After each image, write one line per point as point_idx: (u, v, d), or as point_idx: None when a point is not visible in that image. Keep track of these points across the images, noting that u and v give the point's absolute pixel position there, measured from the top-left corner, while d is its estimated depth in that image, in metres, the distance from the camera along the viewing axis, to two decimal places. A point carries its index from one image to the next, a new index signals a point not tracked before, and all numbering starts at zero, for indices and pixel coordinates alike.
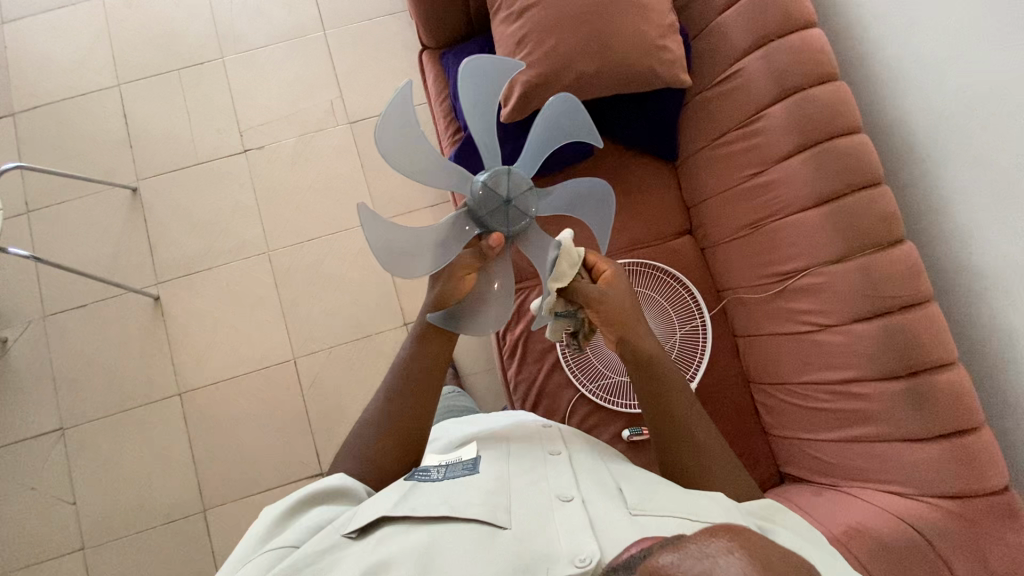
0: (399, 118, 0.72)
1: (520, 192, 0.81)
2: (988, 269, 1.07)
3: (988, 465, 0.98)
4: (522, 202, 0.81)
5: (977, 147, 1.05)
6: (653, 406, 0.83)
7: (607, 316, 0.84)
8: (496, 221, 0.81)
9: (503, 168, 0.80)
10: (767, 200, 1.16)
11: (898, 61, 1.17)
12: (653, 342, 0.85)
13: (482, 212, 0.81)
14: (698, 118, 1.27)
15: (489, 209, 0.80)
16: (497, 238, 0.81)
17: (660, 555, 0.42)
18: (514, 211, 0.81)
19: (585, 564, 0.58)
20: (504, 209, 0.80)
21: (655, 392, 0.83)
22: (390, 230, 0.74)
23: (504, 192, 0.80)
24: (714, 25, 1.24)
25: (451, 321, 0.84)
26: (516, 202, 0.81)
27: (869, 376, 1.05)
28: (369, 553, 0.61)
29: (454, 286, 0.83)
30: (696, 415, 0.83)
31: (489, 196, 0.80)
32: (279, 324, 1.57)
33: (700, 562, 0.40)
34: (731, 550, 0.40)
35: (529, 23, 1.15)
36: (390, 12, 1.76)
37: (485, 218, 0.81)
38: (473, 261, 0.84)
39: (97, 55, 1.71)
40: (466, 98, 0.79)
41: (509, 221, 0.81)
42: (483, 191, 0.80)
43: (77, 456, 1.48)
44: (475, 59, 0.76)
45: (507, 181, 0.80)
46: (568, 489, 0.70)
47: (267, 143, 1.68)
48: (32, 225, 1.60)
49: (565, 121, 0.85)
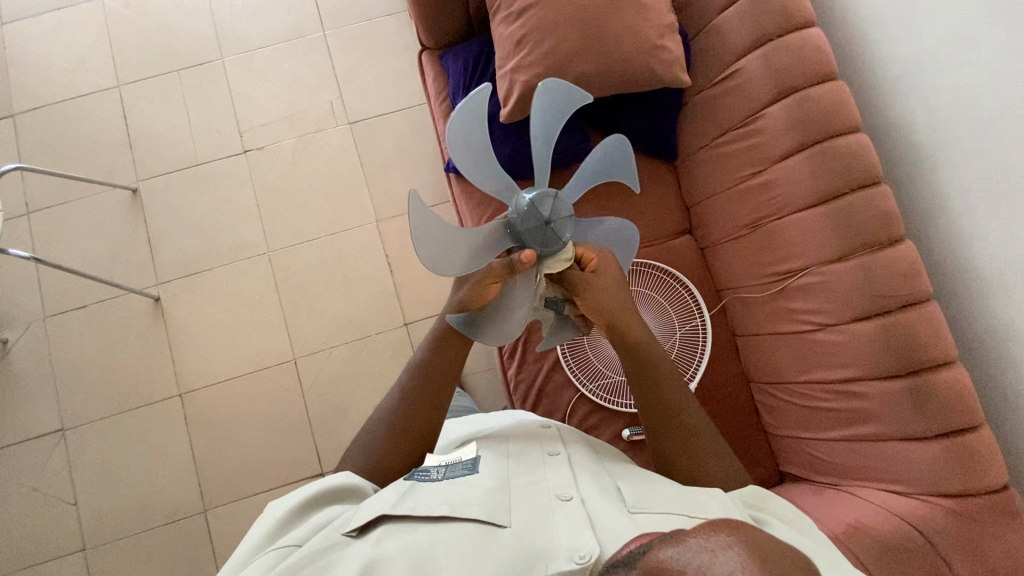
0: (469, 117, 0.72)
1: (563, 217, 0.78)
2: (987, 268, 1.07)
3: (986, 464, 0.98)
4: (563, 229, 0.78)
5: (976, 145, 1.05)
6: (649, 401, 0.84)
7: (594, 302, 0.83)
8: (533, 240, 0.78)
9: (551, 192, 0.78)
10: (766, 200, 1.16)
11: (898, 60, 1.17)
12: (645, 336, 0.86)
13: (519, 229, 0.78)
14: (697, 118, 1.27)
15: (529, 228, 0.77)
16: (529, 256, 0.77)
17: (660, 550, 0.42)
18: (552, 233, 0.77)
19: (585, 560, 0.58)
20: (543, 231, 0.77)
21: (650, 384, 0.85)
22: (430, 224, 0.71)
23: (546, 213, 0.77)
24: (713, 25, 1.24)
25: (469, 325, 0.83)
26: (555, 225, 0.77)
27: (868, 376, 1.05)
28: (368, 550, 0.61)
29: (477, 293, 0.81)
30: (692, 410, 0.85)
31: (531, 215, 0.77)
32: (280, 324, 1.57)
33: (699, 557, 0.40)
34: (731, 545, 0.40)
35: (528, 23, 1.15)
36: (389, 13, 1.76)
37: (522, 234, 0.78)
38: (499, 272, 0.79)
39: (97, 56, 1.71)
40: (537, 116, 0.80)
41: (545, 244, 0.78)
42: (526, 210, 0.77)
43: (78, 457, 1.48)
44: (557, 83, 0.77)
45: (553, 205, 0.78)
46: (568, 488, 0.70)
47: (267, 143, 1.68)
48: (32, 225, 1.61)
49: (613, 163, 0.89)
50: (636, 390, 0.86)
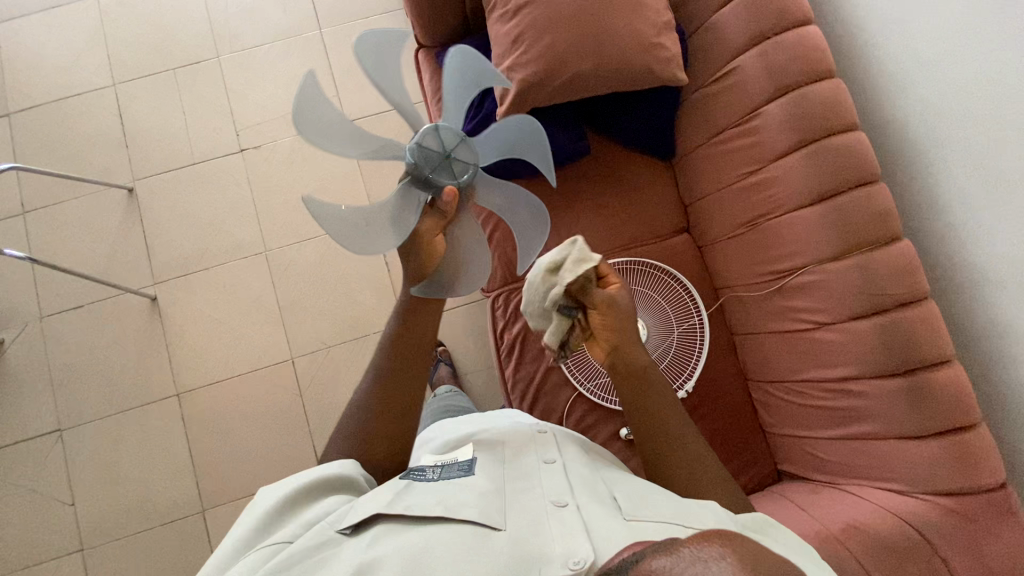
0: (318, 121, 0.77)
1: (450, 141, 0.86)
2: (986, 267, 1.06)
3: (984, 463, 0.98)
4: (461, 153, 0.87)
5: (975, 142, 1.04)
6: (641, 414, 0.83)
7: (612, 320, 0.85)
8: (441, 177, 0.87)
9: (430, 128, 0.85)
10: (765, 198, 1.16)
11: (895, 59, 1.17)
12: (644, 354, 0.86)
13: (426, 173, 0.86)
14: (696, 116, 1.26)
15: (431, 168, 0.86)
16: (451, 191, 0.86)
17: (653, 559, 0.42)
18: (451, 163, 0.87)
19: (578, 565, 0.58)
20: (446, 163, 0.87)
21: (641, 402, 0.83)
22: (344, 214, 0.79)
23: (437, 155, 0.86)
24: (710, 24, 1.24)
25: (438, 288, 0.88)
26: (452, 155, 0.87)
27: (866, 375, 1.05)
28: (361, 550, 0.61)
29: (429, 252, 0.87)
30: (683, 419, 0.83)
31: (427, 155, 0.85)
32: (278, 324, 1.57)
33: (692, 566, 0.39)
34: (724, 556, 0.39)
35: (524, 21, 1.15)
36: (385, 11, 1.76)
37: (430, 176, 0.86)
38: (436, 223, 0.88)
39: (93, 55, 1.71)
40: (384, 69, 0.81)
41: (455, 174, 0.88)
42: (418, 153, 0.85)
43: (76, 457, 1.48)
44: (363, 40, 0.77)
45: (434, 137, 0.86)
46: (563, 494, 0.69)
47: (264, 143, 1.67)
48: (28, 225, 1.60)
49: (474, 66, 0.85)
50: (631, 407, 0.84)
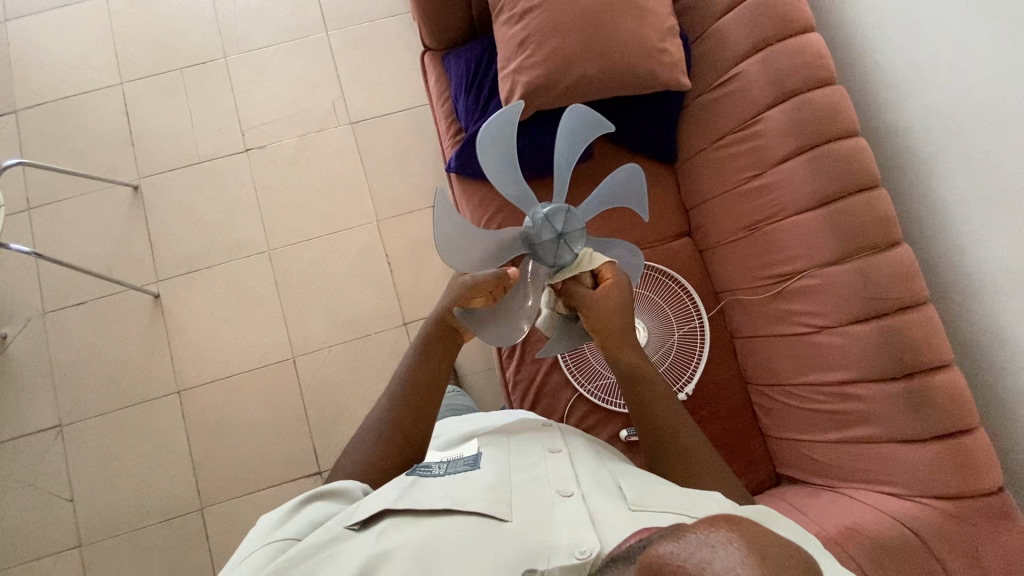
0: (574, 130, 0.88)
1: (576, 245, 0.86)
2: (985, 272, 1.07)
3: (982, 466, 0.99)
4: (561, 252, 0.86)
5: (975, 148, 1.05)
6: (642, 408, 0.86)
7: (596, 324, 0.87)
8: (542, 237, 0.86)
9: (581, 227, 0.86)
10: (766, 202, 1.17)
11: (897, 66, 1.19)
12: (632, 350, 0.89)
13: (542, 217, 0.86)
14: (698, 121, 1.28)
15: (548, 223, 0.85)
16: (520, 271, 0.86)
17: (660, 545, 0.40)
18: (558, 246, 0.85)
19: (585, 555, 0.57)
20: (551, 238, 0.85)
21: (643, 394, 0.87)
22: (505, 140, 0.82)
23: (560, 226, 0.85)
24: (713, 30, 1.26)
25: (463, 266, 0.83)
26: (563, 241, 0.85)
27: (866, 378, 1.06)
28: (370, 544, 0.61)
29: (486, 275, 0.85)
30: (681, 416, 0.86)
31: (559, 220, 0.85)
32: (279, 322, 1.58)
33: (700, 552, 0.37)
34: (731, 541, 0.38)
35: (531, 24, 1.16)
36: (392, 14, 1.77)
37: (541, 222, 0.86)
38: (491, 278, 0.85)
39: (100, 53, 1.72)
40: (603, 183, 0.95)
41: (544, 249, 0.86)
42: (558, 213, 0.86)
43: (75, 452, 1.48)
44: (634, 167, 0.94)
45: (576, 226, 0.86)
46: (569, 484, 0.70)
47: (268, 143, 1.69)
48: (32, 222, 1.61)
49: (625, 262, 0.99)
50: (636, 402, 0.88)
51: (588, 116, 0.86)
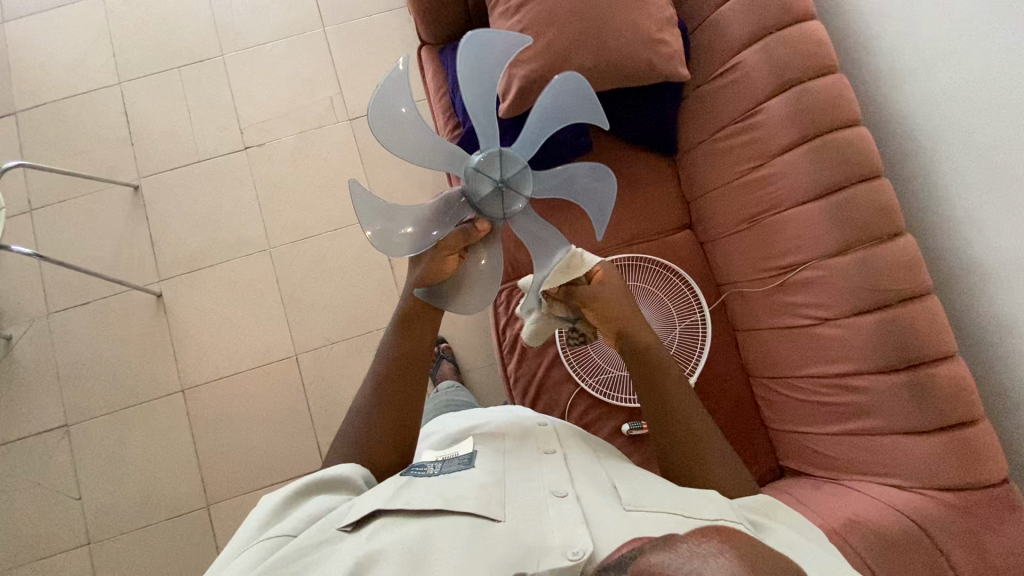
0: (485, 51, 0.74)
1: (519, 186, 0.81)
2: (988, 261, 1.06)
3: (985, 457, 0.98)
4: (504, 199, 0.81)
5: (977, 137, 1.04)
6: (653, 395, 0.84)
7: (605, 313, 0.89)
8: (483, 190, 0.80)
9: (520, 165, 0.80)
10: (767, 194, 1.16)
11: (898, 54, 1.17)
12: (649, 334, 0.88)
13: (474, 169, 0.79)
14: (698, 112, 1.27)
15: (484, 174, 0.79)
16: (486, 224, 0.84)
17: (652, 555, 0.40)
18: (500, 195, 0.80)
19: (577, 557, 0.57)
20: (490, 189, 0.80)
21: (654, 380, 0.84)
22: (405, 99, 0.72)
23: (497, 174, 0.79)
24: (712, 19, 1.24)
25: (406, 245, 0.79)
26: (504, 188, 0.80)
27: (867, 369, 1.05)
28: (363, 545, 0.61)
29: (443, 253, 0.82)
30: (694, 406, 0.83)
31: (492, 166, 0.79)
32: (281, 319, 1.58)
33: (690, 561, 0.38)
34: (723, 553, 0.39)
35: (527, 17, 1.15)
36: (389, 8, 1.76)
37: (475, 174, 0.79)
38: (454, 243, 0.83)
39: (98, 53, 1.72)
40: (536, 108, 0.80)
41: (488, 203, 0.81)
42: (490, 160, 0.79)
43: (82, 450, 1.49)
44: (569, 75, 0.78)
45: (512, 167, 0.80)
46: (563, 485, 0.70)
47: (267, 140, 1.68)
48: (34, 223, 1.62)
49: (596, 186, 0.89)
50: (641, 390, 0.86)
51: (504, 36, 0.73)
